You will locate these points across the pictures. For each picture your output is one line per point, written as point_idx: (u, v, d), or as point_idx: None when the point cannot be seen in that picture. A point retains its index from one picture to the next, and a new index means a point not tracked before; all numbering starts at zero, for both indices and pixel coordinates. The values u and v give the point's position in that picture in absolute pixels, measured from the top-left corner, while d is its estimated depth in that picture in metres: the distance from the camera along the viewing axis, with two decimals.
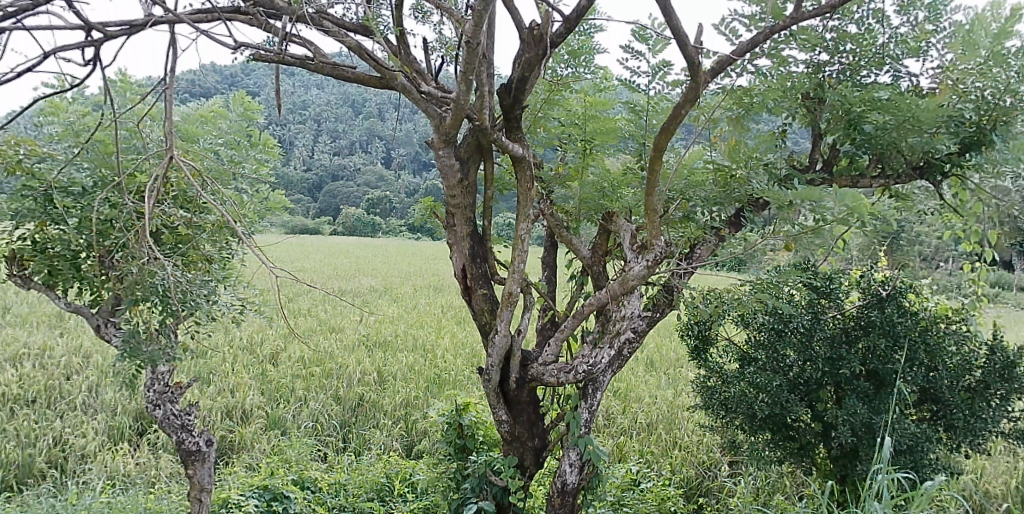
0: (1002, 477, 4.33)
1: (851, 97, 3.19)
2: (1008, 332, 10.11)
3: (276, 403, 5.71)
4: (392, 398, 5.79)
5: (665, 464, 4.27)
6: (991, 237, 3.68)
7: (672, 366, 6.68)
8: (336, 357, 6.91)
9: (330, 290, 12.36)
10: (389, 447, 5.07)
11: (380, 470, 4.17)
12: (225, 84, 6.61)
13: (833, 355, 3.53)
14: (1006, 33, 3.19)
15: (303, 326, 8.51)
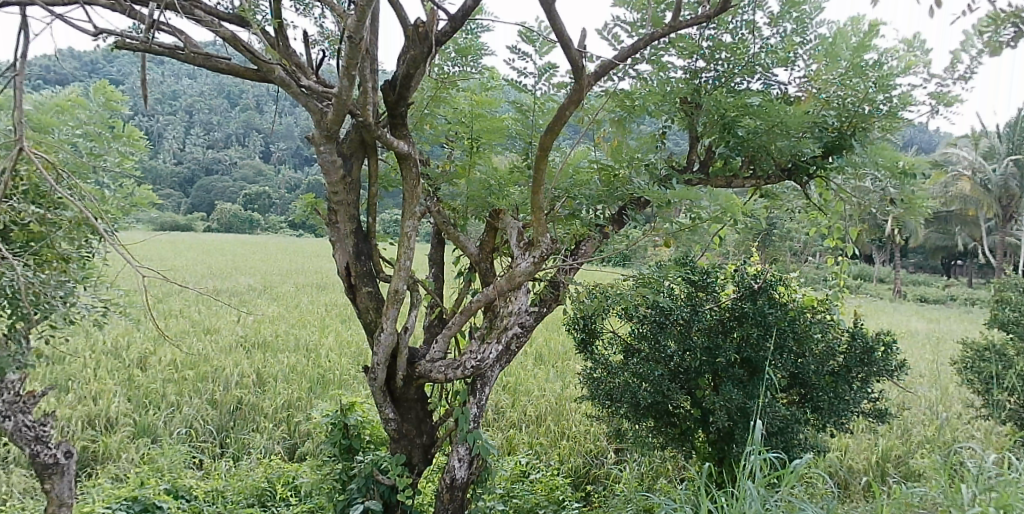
0: (863, 454, 4.66)
1: (725, 102, 3.38)
2: (867, 321, 10.99)
3: (146, 410, 5.41)
4: (273, 400, 5.64)
5: (553, 455, 4.38)
6: (852, 233, 4.00)
7: (561, 359, 6.84)
8: (212, 360, 6.62)
9: (206, 291, 11.81)
10: (270, 451, 4.93)
11: (260, 475, 4.05)
12: (87, 70, 6.15)
13: (710, 344, 3.63)
14: (865, 46, 3.48)
15: (175, 328, 8.09)
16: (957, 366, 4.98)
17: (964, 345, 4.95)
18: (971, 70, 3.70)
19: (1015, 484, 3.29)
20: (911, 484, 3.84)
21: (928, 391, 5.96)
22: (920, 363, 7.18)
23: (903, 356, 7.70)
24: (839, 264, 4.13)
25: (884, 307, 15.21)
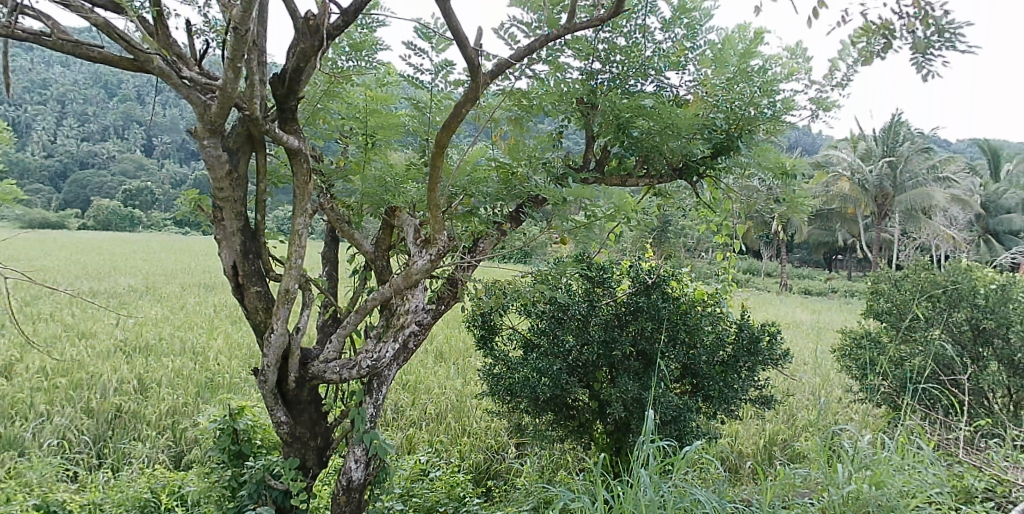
0: (752, 438, 4.87)
1: (620, 103, 3.48)
2: (752, 313, 11.61)
3: (11, 422, 5.02)
4: (156, 407, 5.37)
5: (454, 452, 4.39)
6: (738, 231, 4.18)
7: (462, 356, 6.83)
8: (87, 366, 6.22)
9: (79, 294, 11.05)
10: (153, 460, 4.70)
11: (142, 485, 3.85)
12: None
13: (607, 337, 3.68)
14: (750, 53, 3.66)
15: (44, 333, 7.53)
16: (836, 354, 5.33)
17: (841, 334, 5.30)
18: (846, 78, 3.98)
19: (885, 462, 3.56)
20: (793, 465, 4.07)
21: (809, 378, 6.34)
22: (803, 352, 7.63)
23: (787, 345, 8.18)
24: (728, 260, 4.31)
25: (769, 300, 16.11)
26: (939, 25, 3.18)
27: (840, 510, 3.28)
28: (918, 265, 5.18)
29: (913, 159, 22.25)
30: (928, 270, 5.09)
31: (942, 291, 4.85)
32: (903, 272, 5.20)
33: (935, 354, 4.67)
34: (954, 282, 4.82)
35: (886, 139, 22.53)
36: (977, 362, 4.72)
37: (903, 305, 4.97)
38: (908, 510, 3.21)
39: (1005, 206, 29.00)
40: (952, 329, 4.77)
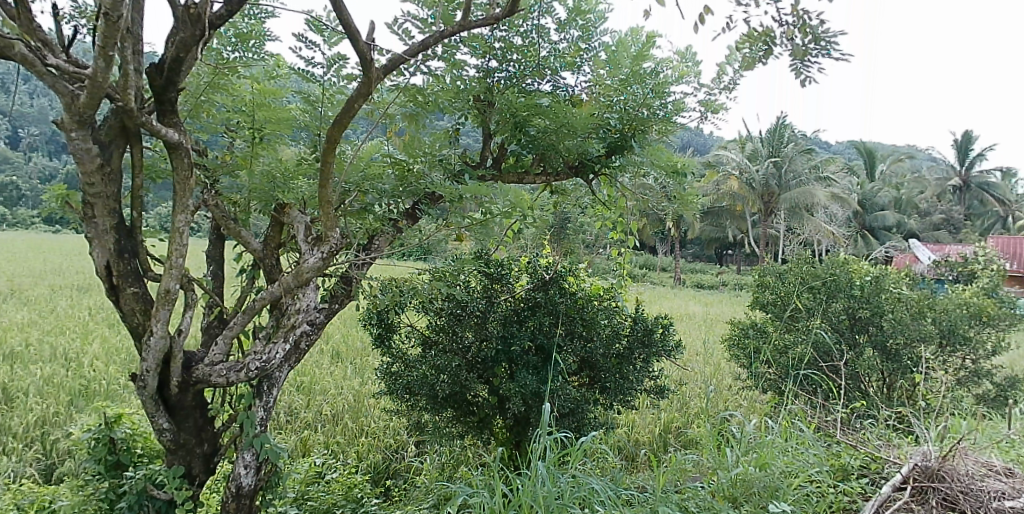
0: (648, 427, 4.90)
1: (516, 102, 3.51)
2: (647, 307, 12.01)
3: None
4: (23, 418, 5.02)
5: (351, 453, 4.33)
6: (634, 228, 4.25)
7: (359, 355, 6.74)
8: None
9: None
10: (20, 476, 4.41)
11: (7, 502, 3.59)
12: None
13: (506, 333, 3.69)
14: (642, 55, 3.70)
15: None
16: (726, 344, 5.58)
17: (731, 325, 5.56)
18: (733, 81, 4.09)
19: (771, 444, 3.73)
20: (685, 450, 4.23)
21: (701, 368, 6.61)
22: (695, 343, 7.95)
23: (680, 336, 8.50)
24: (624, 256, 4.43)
25: (667, 295, 16.73)
26: (815, 33, 3.42)
27: (728, 492, 3.41)
28: (800, 259, 5.51)
29: (796, 161, 23.54)
30: (809, 263, 5.42)
31: (822, 283, 5.19)
32: (786, 266, 5.51)
33: (817, 341, 4.97)
34: (833, 274, 5.16)
35: (773, 140, 23.61)
36: (854, 349, 5.05)
37: (786, 297, 5.26)
38: (791, 490, 3.39)
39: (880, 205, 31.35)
40: (831, 318, 5.10)
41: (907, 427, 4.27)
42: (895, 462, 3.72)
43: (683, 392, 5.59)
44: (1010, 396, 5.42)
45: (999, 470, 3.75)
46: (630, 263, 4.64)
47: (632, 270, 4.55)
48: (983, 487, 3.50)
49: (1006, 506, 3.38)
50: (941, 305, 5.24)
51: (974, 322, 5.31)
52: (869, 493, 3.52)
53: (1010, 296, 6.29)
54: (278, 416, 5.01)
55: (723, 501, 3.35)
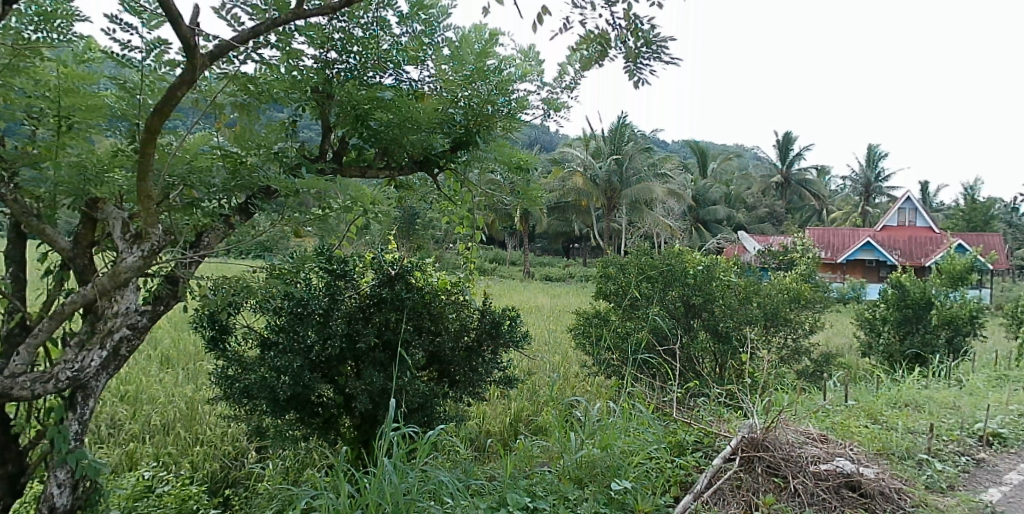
0: (499, 417, 4.74)
1: (357, 95, 3.47)
2: (498, 302, 12.25)
3: None
4: None
5: (184, 463, 4.09)
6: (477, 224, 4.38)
7: (193, 360, 6.36)
8: None
9: None
10: None
11: None
12: None
13: (350, 331, 3.66)
14: (486, 53, 3.65)
15: None
16: (572, 332, 5.81)
17: (576, 315, 5.79)
18: (575, 81, 4.13)
19: (613, 426, 3.89)
20: (533, 436, 4.35)
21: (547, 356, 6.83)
22: (544, 333, 8.21)
23: (528, 328, 8.76)
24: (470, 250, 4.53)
25: (521, 290, 17.12)
26: (647, 37, 3.51)
27: (573, 474, 3.50)
28: (639, 251, 5.92)
29: (635, 157, 25.01)
30: (648, 255, 5.80)
31: (659, 273, 5.59)
32: (627, 258, 5.86)
33: (653, 327, 5.36)
34: (669, 265, 5.59)
35: (614, 138, 25.01)
36: (689, 332, 5.50)
37: (626, 287, 5.63)
38: (632, 467, 3.54)
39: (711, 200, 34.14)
40: (668, 305, 5.54)
41: (735, 403, 4.62)
42: (725, 434, 3.97)
43: (532, 378, 5.73)
44: (824, 370, 5.94)
45: (815, 437, 4.08)
46: (476, 257, 4.73)
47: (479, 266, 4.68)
48: (800, 453, 3.81)
49: (820, 469, 3.72)
50: (764, 291, 5.81)
51: (792, 304, 5.93)
52: (702, 465, 3.74)
53: (820, 282, 7.06)
54: (98, 430, 4.61)
55: (569, 482, 3.44)
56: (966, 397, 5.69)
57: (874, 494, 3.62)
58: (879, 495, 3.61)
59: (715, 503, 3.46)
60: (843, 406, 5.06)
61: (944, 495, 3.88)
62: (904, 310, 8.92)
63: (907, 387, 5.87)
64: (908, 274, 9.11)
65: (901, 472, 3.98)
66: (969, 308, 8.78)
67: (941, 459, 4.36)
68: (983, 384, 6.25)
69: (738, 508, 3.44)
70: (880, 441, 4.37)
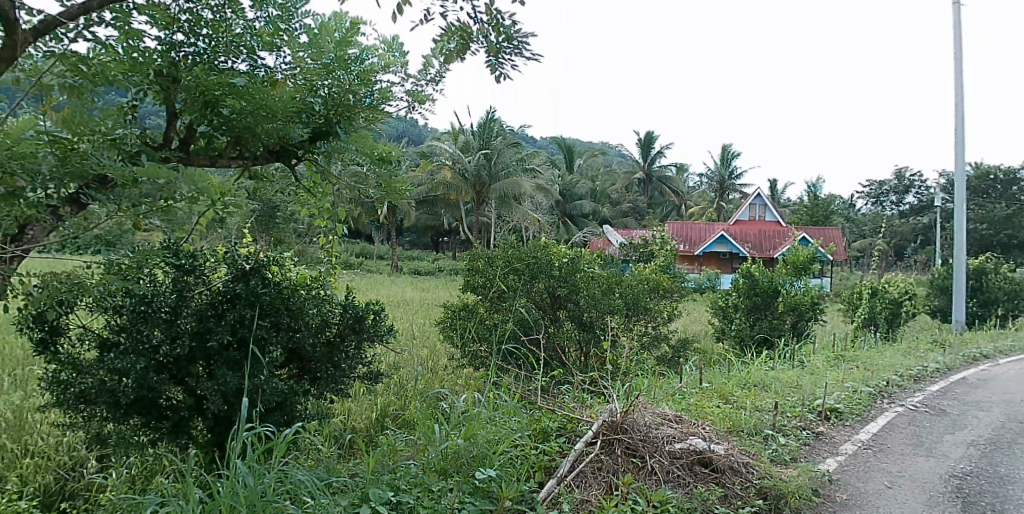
0: (366, 413, 4.63)
1: (206, 80, 3.29)
2: (365, 298, 12.08)
3: None
4: None
5: (11, 478, 3.74)
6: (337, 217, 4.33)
7: (20, 365, 5.81)
8: None
9: None
10: None
11: None
12: None
13: (200, 328, 3.48)
14: (346, 42, 3.56)
15: None
16: (440, 325, 5.85)
17: (444, 308, 5.85)
18: (440, 74, 4.11)
19: (478, 416, 3.91)
20: (398, 429, 4.32)
21: (414, 348, 6.83)
22: (414, 327, 8.17)
23: (395, 322, 8.71)
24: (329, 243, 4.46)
25: (393, 286, 16.94)
26: (508, 33, 3.54)
27: (438, 466, 3.44)
28: (506, 244, 6.03)
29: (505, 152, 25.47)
30: (514, 247, 5.94)
31: (525, 265, 5.75)
32: (494, 251, 5.95)
33: (518, 318, 5.60)
34: (535, 257, 5.75)
35: (484, 133, 25.56)
36: (556, 322, 5.80)
37: (492, 279, 5.74)
38: (497, 455, 3.53)
39: (577, 194, 35.43)
40: (535, 297, 5.77)
41: (597, 389, 4.78)
42: (587, 419, 4.09)
43: (401, 370, 5.69)
44: (680, 356, 6.39)
45: (671, 418, 4.29)
46: (338, 252, 4.66)
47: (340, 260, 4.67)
48: (656, 434, 4.00)
49: (676, 447, 3.92)
50: (625, 281, 6.12)
51: (651, 294, 6.29)
52: (565, 450, 3.82)
53: (676, 273, 7.52)
54: None
55: (434, 474, 3.38)
56: (806, 377, 6.22)
57: (724, 469, 3.87)
58: (728, 469, 3.87)
59: (578, 486, 3.55)
60: (699, 388, 5.39)
61: (787, 467, 4.18)
62: (754, 297, 9.62)
63: (755, 369, 6.34)
64: (758, 265, 9.83)
65: (750, 447, 4.27)
66: (809, 295, 9.61)
67: (784, 434, 4.73)
68: (821, 364, 6.89)
69: (599, 490, 3.54)
70: (731, 419, 4.68)
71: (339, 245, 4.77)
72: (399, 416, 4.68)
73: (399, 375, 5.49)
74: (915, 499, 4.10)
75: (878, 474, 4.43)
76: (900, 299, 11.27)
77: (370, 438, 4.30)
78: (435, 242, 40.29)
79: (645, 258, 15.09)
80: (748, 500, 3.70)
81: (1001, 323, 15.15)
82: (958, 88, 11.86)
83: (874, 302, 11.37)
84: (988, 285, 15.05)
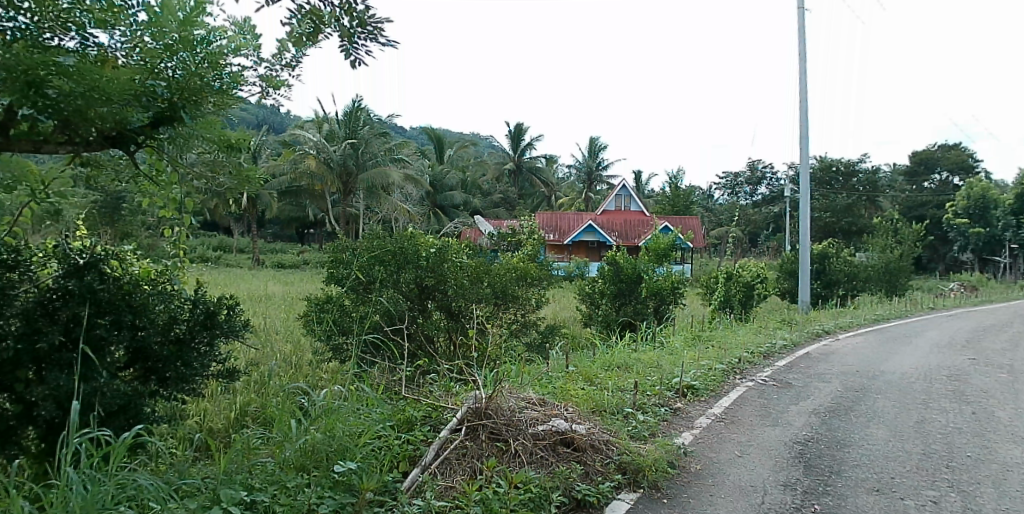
0: (222, 413, 4.46)
1: (27, 58, 2.96)
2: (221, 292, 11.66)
3: None
4: None
5: None
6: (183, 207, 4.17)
7: None
8: None
9: None
10: None
11: None
12: None
13: (27, 329, 3.16)
14: (191, 22, 3.38)
15: None
16: (303, 318, 5.87)
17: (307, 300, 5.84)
18: (294, 59, 3.99)
19: (339, 409, 3.86)
20: (255, 426, 4.18)
21: (276, 342, 6.66)
22: (279, 323, 7.94)
23: (254, 317, 8.47)
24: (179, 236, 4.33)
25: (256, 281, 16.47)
26: (361, 18, 3.50)
27: (295, 462, 3.35)
28: (370, 236, 6.05)
29: (371, 143, 25.11)
30: (379, 238, 6.01)
31: (391, 256, 5.86)
32: (359, 242, 6.03)
33: (383, 310, 5.66)
34: (401, 248, 5.86)
35: (349, 123, 24.89)
36: (425, 313, 5.97)
37: (361, 269, 5.83)
38: (359, 448, 3.48)
39: (449, 186, 35.42)
40: (402, 287, 5.85)
41: (463, 376, 4.94)
42: (452, 407, 4.13)
43: (261, 366, 5.51)
44: (547, 341, 6.84)
45: (534, 402, 4.41)
46: (188, 245, 4.47)
47: (190, 253, 4.47)
48: (519, 418, 4.09)
49: (538, 429, 4.03)
50: (493, 270, 6.40)
51: (519, 282, 6.63)
52: (430, 438, 3.84)
53: (543, 261, 7.80)
54: None
55: (291, 471, 3.28)
56: (665, 357, 6.60)
57: (585, 447, 4.03)
58: (589, 448, 4.04)
59: (442, 473, 3.58)
60: (564, 372, 5.59)
61: (645, 442, 4.42)
62: (619, 284, 10.11)
63: (618, 351, 6.66)
64: (622, 253, 10.32)
65: (610, 425, 4.47)
66: (670, 280, 10.20)
67: (644, 411, 4.99)
68: (680, 344, 7.36)
69: (463, 475, 3.58)
70: (594, 400, 4.87)
71: (188, 238, 4.55)
72: (258, 413, 4.54)
73: (263, 369, 5.40)
74: (761, 466, 4.43)
75: (730, 444, 4.76)
76: (753, 282, 12.20)
77: (223, 439, 4.14)
78: (299, 234, 39.52)
79: (514, 247, 15.63)
80: (608, 476, 3.86)
81: (841, 302, 16.74)
82: (799, 86, 12.94)
83: (730, 285, 12.21)
84: (830, 268, 16.55)
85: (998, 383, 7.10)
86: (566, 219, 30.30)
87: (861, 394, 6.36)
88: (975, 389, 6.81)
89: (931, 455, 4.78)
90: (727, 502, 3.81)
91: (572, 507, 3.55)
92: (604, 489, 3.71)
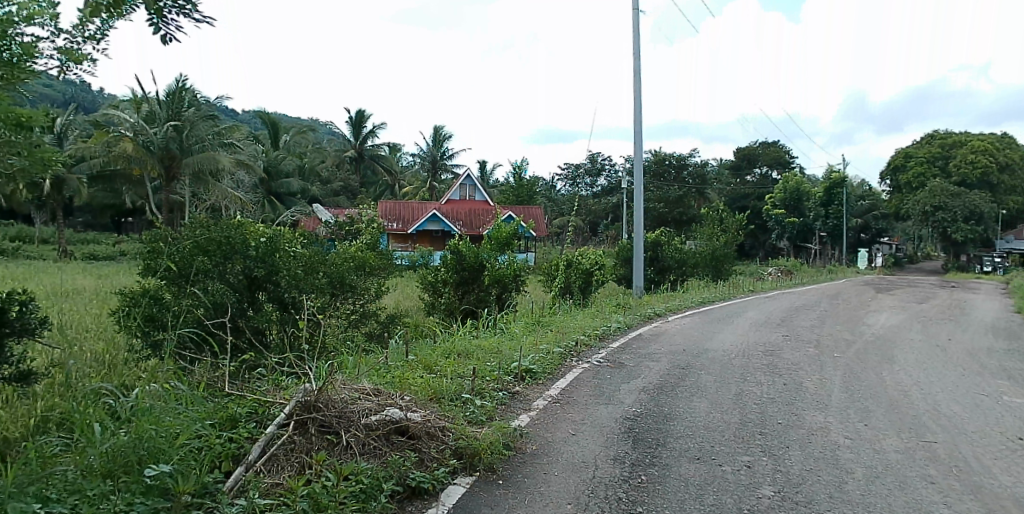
0: (21, 420, 4.09)
1: None
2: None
3: None
4: None
5: None
6: None
7: None
8: None
9: None
10: None
11: None
12: None
13: None
14: None
15: None
16: (115, 315, 5.48)
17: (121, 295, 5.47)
18: (99, 32, 3.68)
19: (150, 409, 3.65)
20: (52, 433, 3.83)
21: (84, 340, 6.12)
22: (86, 320, 7.26)
23: (52, 314, 7.71)
24: None
25: (56, 274, 14.85)
26: None
27: (101, 469, 3.09)
28: (195, 225, 5.73)
29: (198, 125, 23.46)
30: (205, 227, 5.72)
31: (217, 247, 5.60)
32: (180, 232, 5.71)
33: (208, 304, 5.47)
34: (226, 237, 5.63)
35: (172, 103, 23.01)
36: (255, 305, 5.83)
37: (182, 263, 5.53)
38: (176, 449, 3.32)
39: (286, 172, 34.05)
40: (230, 280, 5.66)
41: (294, 370, 4.85)
42: (279, 402, 4.03)
43: (65, 367, 5.08)
44: (386, 331, 7.04)
45: (369, 393, 4.40)
46: None
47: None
48: (352, 409, 4.06)
49: (371, 420, 4.02)
50: (328, 261, 6.51)
51: (358, 273, 6.81)
52: (255, 435, 3.73)
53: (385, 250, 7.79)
54: None
55: (97, 479, 3.03)
56: (505, 342, 6.84)
57: (421, 434, 4.09)
58: (424, 435, 4.09)
59: (268, 470, 3.48)
60: (404, 362, 5.62)
61: (481, 426, 4.56)
62: (461, 272, 10.28)
63: (459, 339, 6.80)
64: (465, 242, 10.48)
65: (448, 412, 4.56)
66: (512, 268, 10.53)
67: (482, 396, 5.15)
68: (520, 329, 7.66)
69: (291, 471, 3.51)
70: (432, 388, 4.94)
71: None
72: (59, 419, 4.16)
73: (66, 370, 4.96)
74: (592, 442, 4.72)
75: (564, 424, 5.02)
76: (591, 269, 12.86)
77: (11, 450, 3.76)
78: (117, 222, 36.27)
79: (350, 238, 15.35)
80: (443, 462, 3.95)
81: (673, 286, 18.09)
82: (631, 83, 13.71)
83: (570, 272, 12.80)
84: (663, 255, 17.79)
85: (805, 356, 8.03)
86: (409, 207, 30.13)
87: (686, 371, 6.92)
88: (786, 362, 7.66)
89: (746, 424, 5.32)
90: (559, 479, 4.02)
91: (407, 495, 3.59)
92: (440, 475, 3.78)
